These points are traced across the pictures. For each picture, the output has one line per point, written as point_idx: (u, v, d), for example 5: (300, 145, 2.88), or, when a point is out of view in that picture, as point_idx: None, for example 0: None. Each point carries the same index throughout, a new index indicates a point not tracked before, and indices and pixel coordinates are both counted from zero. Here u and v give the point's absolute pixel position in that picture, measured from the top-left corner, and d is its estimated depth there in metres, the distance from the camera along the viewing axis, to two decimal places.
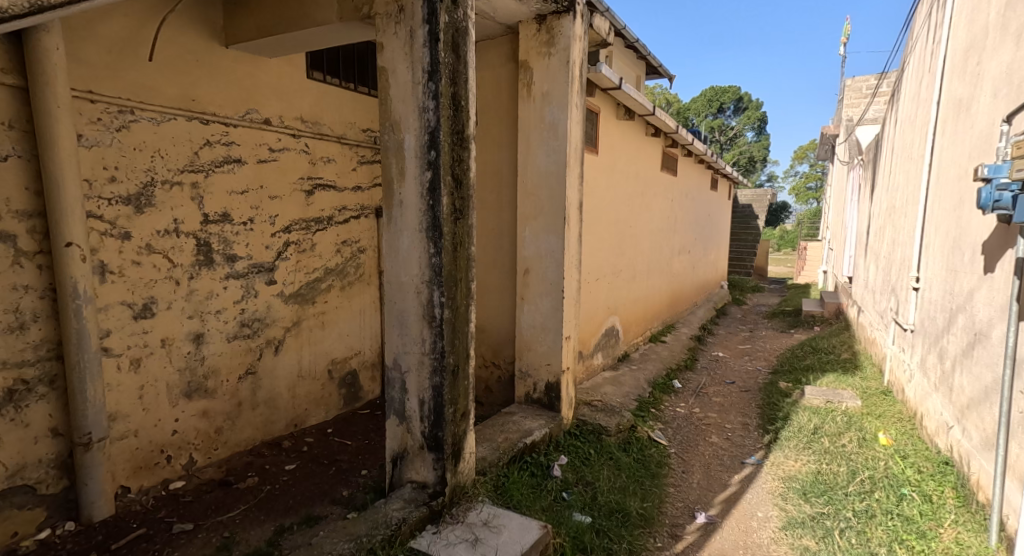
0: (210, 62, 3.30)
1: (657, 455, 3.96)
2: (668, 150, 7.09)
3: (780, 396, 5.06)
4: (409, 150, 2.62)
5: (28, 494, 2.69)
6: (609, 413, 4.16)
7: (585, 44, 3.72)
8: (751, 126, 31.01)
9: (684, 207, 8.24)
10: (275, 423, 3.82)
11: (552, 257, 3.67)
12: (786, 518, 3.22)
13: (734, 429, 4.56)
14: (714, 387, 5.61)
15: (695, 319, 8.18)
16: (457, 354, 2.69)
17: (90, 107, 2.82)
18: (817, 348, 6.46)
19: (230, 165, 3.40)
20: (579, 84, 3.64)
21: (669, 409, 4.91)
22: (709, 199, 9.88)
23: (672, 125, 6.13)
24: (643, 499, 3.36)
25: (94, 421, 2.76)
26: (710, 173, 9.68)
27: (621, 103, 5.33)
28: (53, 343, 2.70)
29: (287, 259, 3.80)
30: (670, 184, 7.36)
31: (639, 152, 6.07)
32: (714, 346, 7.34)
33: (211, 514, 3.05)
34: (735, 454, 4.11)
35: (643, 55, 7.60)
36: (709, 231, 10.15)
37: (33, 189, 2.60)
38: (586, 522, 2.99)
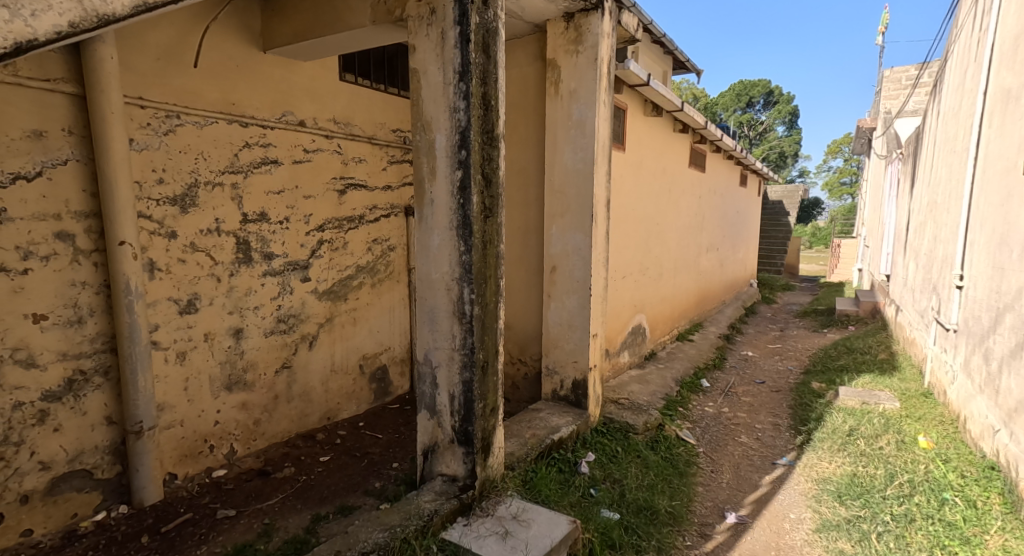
0: (249, 66, 3.43)
1: (685, 454, 3.98)
2: (696, 147, 7.05)
3: (812, 396, 5.02)
4: (440, 150, 2.70)
5: (85, 478, 2.85)
6: (636, 411, 4.19)
7: (613, 41, 3.75)
8: (782, 121, 30.41)
9: (713, 204, 8.19)
10: (310, 416, 3.95)
11: (579, 254, 3.72)
12: (821, 520, 3.21)
13: (765, 430, 4.54)
14: (743, 387, 5.57)
15: (724, 318, 8.11)
16: (486, 350, 2.76)
17: (140, 113, 2.96)
18: (852, 348, 6.37)
19: (267, 166, 3.54)
20: (607, 82, 3.67)
21: (697, 408, 4.90)
22: (738, 196, 9.80)
23: (702, 121, 6.06)
24: (671, 497, 3.39)
25: (145, 410, 2.92)
26: (738, 170, 9.58)
27: (649, 100, 5.33)
28: (107, 336, 2.86)
29: (321, 257, 3.93)
30: (698, 181, 7.32)
31: (667, 149, 6.06)
32: (742, 345, 7.28)
33: (252, 502, 3.18)
34: (766, 454, 4.10)
35: (671, 51, 7.56)
36: (738, 228, 10.04)
37: (89, 191, 2.75)
38: (614, 519, 3.04)
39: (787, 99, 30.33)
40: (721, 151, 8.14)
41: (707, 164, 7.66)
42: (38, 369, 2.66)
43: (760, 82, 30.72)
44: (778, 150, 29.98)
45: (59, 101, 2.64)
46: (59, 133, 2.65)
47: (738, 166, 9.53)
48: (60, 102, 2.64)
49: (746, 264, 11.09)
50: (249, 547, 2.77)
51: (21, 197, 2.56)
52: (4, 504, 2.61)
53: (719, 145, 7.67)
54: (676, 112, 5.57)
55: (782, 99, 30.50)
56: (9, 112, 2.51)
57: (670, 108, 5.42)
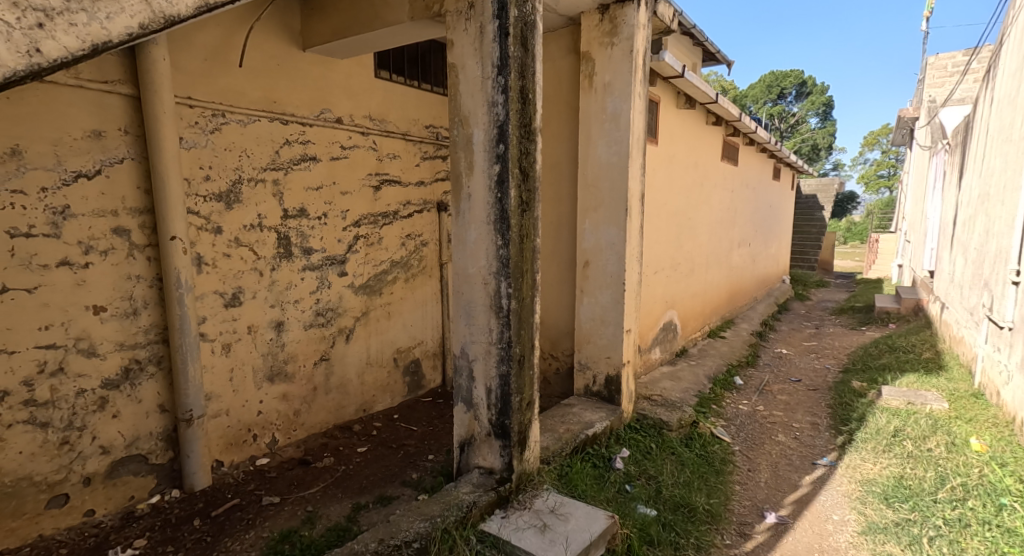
0: (288, 65, 3.51)
1: (720, 452, 3.94)
2: (729, 139, 6.95)
3: (853, 396, 4.91)
4: (477, 145, 2.73)
5: (141, 462, 2.98)
6: (669, 408, 4.17)
7: (648, 31, 3.71)
8: (817, 112, 29.60)
9: (746, 198, 8.09)
10: (346, 408, 4.04)
11: (613, 248, 3.71)
12: (866, 522, 3.16)
13: (803, 429, 4.47)
14: (778, 385, 5.49)
15: (756, 314, 7.99)
16: (523, 344, 2.79)
17: (189, 112, 3.06)
18: (894, 347, 6.19)
19: (306, 163, 3.62)
20: (642, 74, 3.64)
21: (731, 406, 4.85)
22: (771, 189, 9.63)
23: (737, 114, 5.96)
24: (709, 495, 3.37)
25: (195, 399, 3.04)
26: (772, 162, 9.42)
27: (683, 91, 5.27)
28: (160, 327, 2.98)
29: (357, 252, 4.01)
30: (731, 174, 7.23)
31: (700, 141, 5.99)
32: (777, 342, 7.16)
33: (295, 489, 3.28)
34: (805, 454, 4.04)
35: (702, 43, 7.46)
36: (770, 223, 9.87)
37: (143, 188, 2.86)
38: (651, 515, 3.04)
39: (821, 90, 29.53)
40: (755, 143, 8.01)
41: (740, 157, 7.54)
42: (98, 358, 2.78)
43: (792, 72, 30.01)
44: (812, 142, 29.26)
45: (115, 102, 2.74)
46: (117, 133, 2.76)
47: (772, 159, 9.38)
48: (117, 103, 2.75)
49: (779, 259, 10.92)
50: (294, 532, 2.85)
51: (83, 194, 2.67)
52: (69, 485, 2.74)
53: (752, 138, 7.54)
54: (711, 104, 5.50)
55: (815, 89, 29.74)
56: (70, 113, 2.62)
57: (705, 100, 5.35)
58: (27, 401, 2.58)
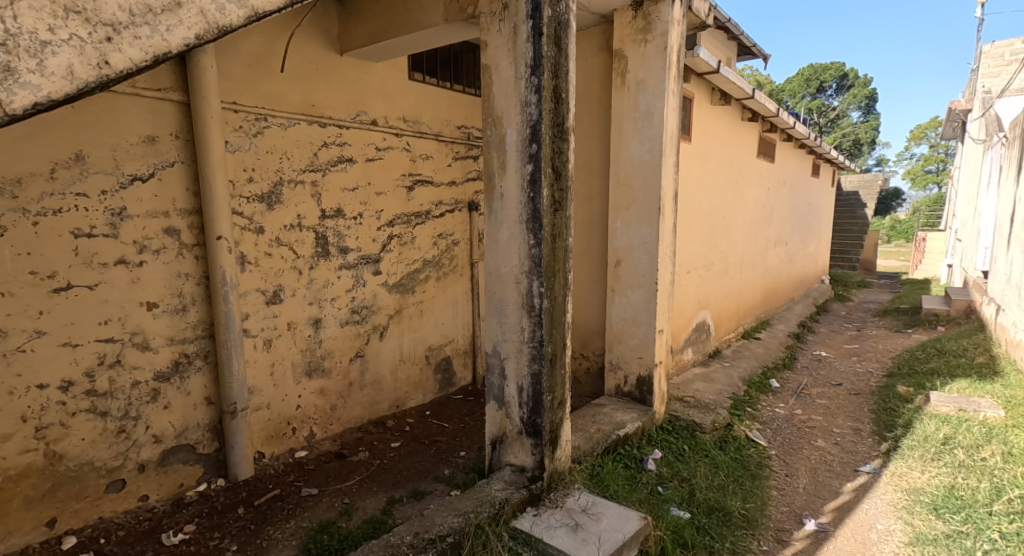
0: (327, 69, 3.62)
1: (756, 456, 3.91)
2: (765, 136, 6.86)
3: (899, 401, 4.81)
4: (511, 145, 2.77)
5: (190, 452, 3.12)
6: (703, 410, 4.15)
7: (683, 27, 3.69)
8: (859, 106, 28.74)
9: (783, 195, 7.95)
10: (380, 404, 4.14)
11: (645, 248, 3.71)
12: (914, 533, 3.10)
13: (844, 434, 4.40)
14: (817, 388, 5.40)
15: (793, 315, 7.86)
16: (555, 344, 2.83)
17: (234, 117, 3.18)
18: (944, 351, 6.00)
19: (343, 164, 3.72)
20: (676, 71, 3.63)
21: (767, 409, 4.80)
22: (810, 186, 9.45)
23: (773, 110, 5.87)
24: (744, 500, 3.36)
25: (238, 393, 3.16)
26: (811, 159, 9.23)
27: (717, 88, 5.23)
28: (207, 323, 3.11)
29: (391, 251, 4.10)
30: (768, 172, 7.12)
31: (735, 138, 5.93)
32: (815, 344, 7.03)
33: (332, 482, 3.38)
34: (846, 460, 3.98)
35: (738, 37, 7.37)
36: (809, 221, 9.68)
37: (192, 191, 2.99)
38: (685, 518, 3.04)
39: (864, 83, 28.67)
40: (792, 139, 7.87)
41: (777, 154, 7.42)
42: (151, 352, 2.92)
43: (833, 65, 29.25)
44: (853, 137, 28.47)
45: (167, 109, 2.88)
46: (168, 138, 2.89)
47: (810, 156, 9.19)
48: (168, 109, 2.89)
49: (817, 259, 10.71)
50: (333, 524, 2.94)
51: (138, 197, 2.81)
52: (125, 471, 2.89)
53: (790, 134, 7.42)
54: (746, 100, 5.43)
55: (859, 82, 28.91)
56: (127, 120, 2.76)
57: (740, 96, 5.29)
58: (88, 391, 2.74)
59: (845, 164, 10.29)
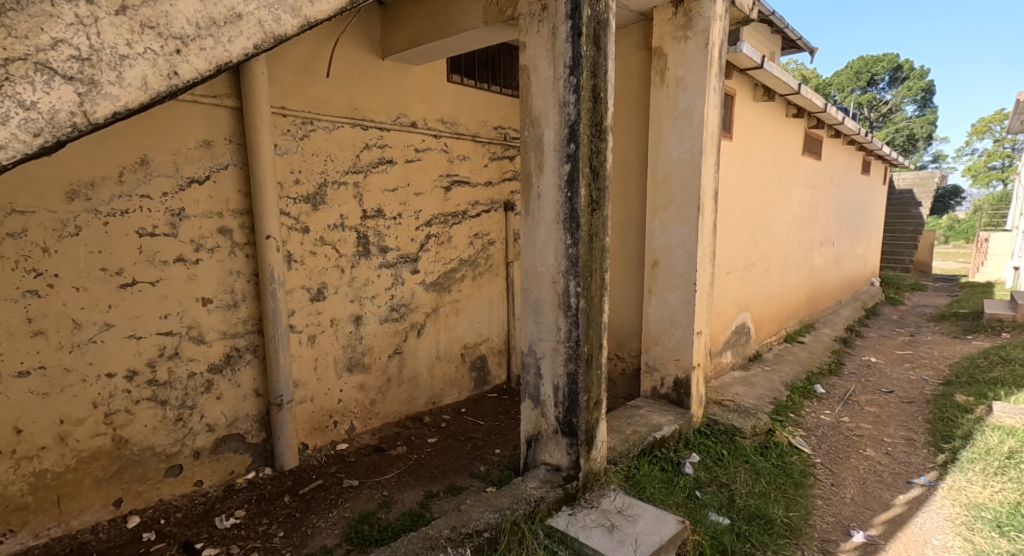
0: (370, 73, 3.73)
1: (800, 463, 3.85)
2: (811, 132, 6.71)
3: (958, 411, 4.66)
4: (548, 145, 2.81)
5: (239, 441, 3.27)
6: (743, 414, 4.11)
7: (725, 22, 3.66)
8: (913, 100, 27.65)
9: (830, 193, 7.76)
10: (417, 400, 4.24)
11: (683, 248, 3.70)
12: (974, 550, 3.00)
13: (896, 444, 4.29)
14: (866, 395, 5.27)
15: (840, 319, 7.66)
16: (591, 344, 2.85)
17: (283, 121, 3.32)
18: (1007, 359, 5.74)
19: (383, 165, 3.83)
20: (717, 68, 3.60)
21: (811, 415, 4.70)
22: (859, 184, 9.19)
23: (820, 105, 5.73)
24: (787, 508, 3.31)
25: (284, 386, 3.29)
26: (860, 155, 8.96)
27: (759, 84, 5.15)
28: (256, 319, 3.25)
29: (428, 250, 4.19)
30: (813, 170, 6.97)
31: (778, 135, 5.82)
32: (864, 350, 6.84)
33: (372, 475, 3.48)
34: (898, 472, 3.88)
35: (782, 30, 7.20)
36: (857, 220, 9.42)
37: (243, 192, 3.13)
38: (724, 524, 3.03)
39: (919, 75, 27.59)
40: (840, 136, 7.67)
41: (823, 151, 7.24)
42: (205, 345, 3.07)
43: (885, 57, 28.24)
44: (906, 132, 27.40)
45: (222, 114, 3.02)
46: (223, 142, 3.04)
47: (859, 152, 8.93)
48: (223, 114, 3.03)
49: (866, 260, 10.41)
50: (373, 515, 3.04)
51: (195, 198, 2.96)
52: (182, 458, 3.05)
53: (838, 130, 7.23)
54: (790, 96, 5.32)
55: (914, 74, 27.83)
56: (186, 125, 2.91)
57: (784, 92, 5.18)
58: (150, 381, 2.90)
59: (898, 160, 9.90)
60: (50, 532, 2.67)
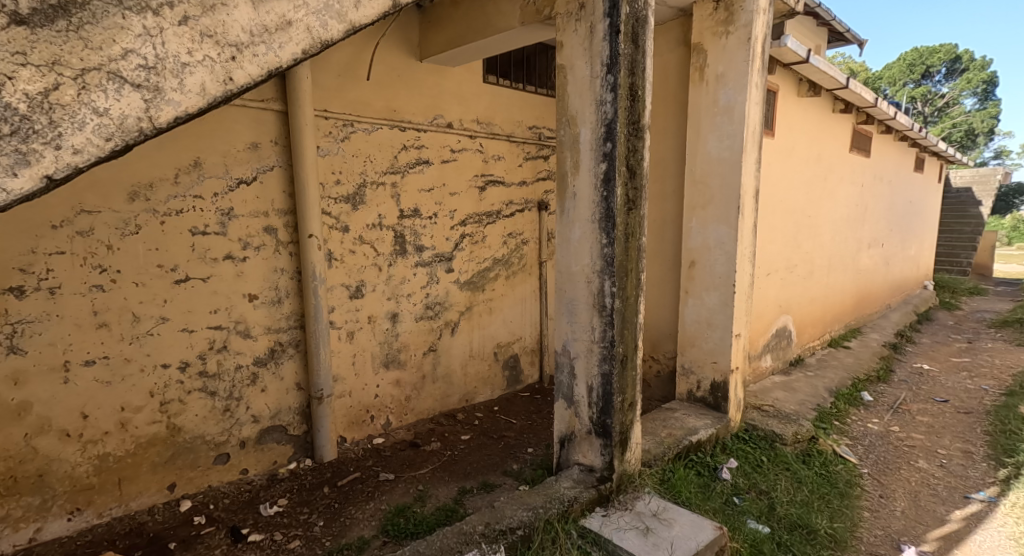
0: (408, 75, 3.80)
1: (845, 473, 3.75)
2: (859, 128, 6.53)
3: (1020, 424, 4.48)
4: (585, 144, 2.83)
5: (282, 433, 3.39)
6: (784, 420, 4.05)
7: (768, 17, 3.60)
8: (973, 92, 26.57)
9: (879, 192, 7.53)
10: (450, 397, 4.31)
11: (722, 248, 3.67)
12: None
13: (951, 456, 4.15)
14: (918, 404, 5.10)
15: (889, 324, 7.43)
16: (626, 345, 2.86)
17: (325, 123, 3.41)
18: None
19: (420, 166, 3.90)
20: (759, 63, 3.55)
21: (857, 423, 4.58)
22: (912, 181, 8.90)
23: (870, 100, 5.58)
24: (831, 519, 3.24)
25: (324, 380, 3.39)
26: (913, 152, 8.64)
27: (804, 79, 5.05)
28: (298, 315, 3.36)
29: (463, 249, 4.25)
30: (861, 168, 6.78)
31: (824, 131, 5.69)
32: (915, 356, 6.62)
33: (407, 469, 3.56)
34: (954, 486, 3.75)
35: (828, 23, 7.02)
36: (910, 220, 9.13)
37: (287, 192, 3.24)
38: (764, 532, 2.98)
39: (980, 67, 26.56)
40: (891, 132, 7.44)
41: (873, 147, 7.04)
42: (251, 339, 3.19)
43: (942, 48, 27.25)
44: (965, 127, 26.30)
45: (268, 117, 3.13)
46: (269, 144, 3.15)
47: (912, 149, 8.62)
48: (269, 117, 3.14)
49: (918, 262, 10.04)
50: (409, 508, 3.11)
51: (243, 198, 3.08)
52: (229, 446, 3.18)
53: (889, 126, 7.01)
54: (837, 90, 5.20)
55: (974, 66, 26.78)
56: (235, 127, 3.02)
57: (831, 87, 5.06)
58: (201, 372, 3.02)
59: (954, 156, 9.49)
60: (112, 512, 2.82)
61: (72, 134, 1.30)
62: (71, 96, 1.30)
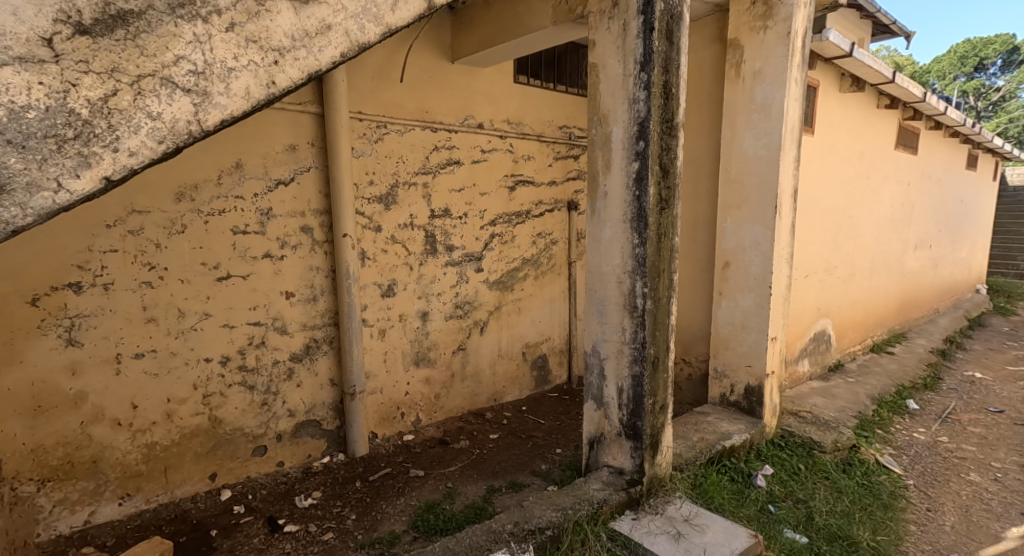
0: (439, 76, 3.85)
1: (889, 484, 3.64)
2: (906, 124, 6.35)
3: None
4: (617, 143, 2.83)
5: (316, 428, 3.47)
6: (823, 427, 3.98)
7: (809, 12, 3.54)
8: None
9: (926, 192, 7.31)
10: (479, 396, 4.35)
11: (757, 249, 3.62)
12: None
13: (1006, 471, 3.99)
14: (969, 415, 4.92)
15: (937, 330, 7.20)
16: (658, 346, 2.85)
17: (359, 125, 3.48)
18: None
19: (451, 166, 3.95)
20: (799, 58, 3.49)
21: (901, 432, 4.45)
22: (964, 179, 8.60)
23: (919, 94, 5.43)
24: (874, 531, 3.13)
25: (357, 376, 3.47)
26: (965, 149, 8.35)
27: (847, 73, 4.94)
28: (332, 313, 3.43)
29: (492, 249, 4.29)
30: (908, 165, 6.59)
31: (867, 126, 5.55)
32: (965, 364, 6.38)
33: (436, 466, 3.60)
34: (1008, 501, 3.60)
35: (874, 15, 6.83)
36: (961, 219, 8.83)
37: (323, 193, 3.32)
38: (801, 542, 2.92)
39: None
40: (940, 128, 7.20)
41: (921, 144, 6.84)
42: (288, 335, 3.28)
43: (998, 39, 26.28)
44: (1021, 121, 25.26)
45: (306, 119, 3.21)
46: (307, 146, 3.23)
47: (964, 145, 8.33)
48: (306, 119, 3.22)
49: (969, 265, 9.66)
50: (438, 505, 3.15)
51: (281, 199, 3.17)
52: (266, 439, 3.27)
53: (940, 121, 6.79)
54: (882, 85, 5.07)
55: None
56: (274, 128, 3.11)
57: (874, 81, 4.94)
58: (240, 367, 3.12)
59: (1010, 153, 9.08)
60: (158, 499, 2.93)
61: (128, 137, 1.37)
62: (128, 102, 1.36)
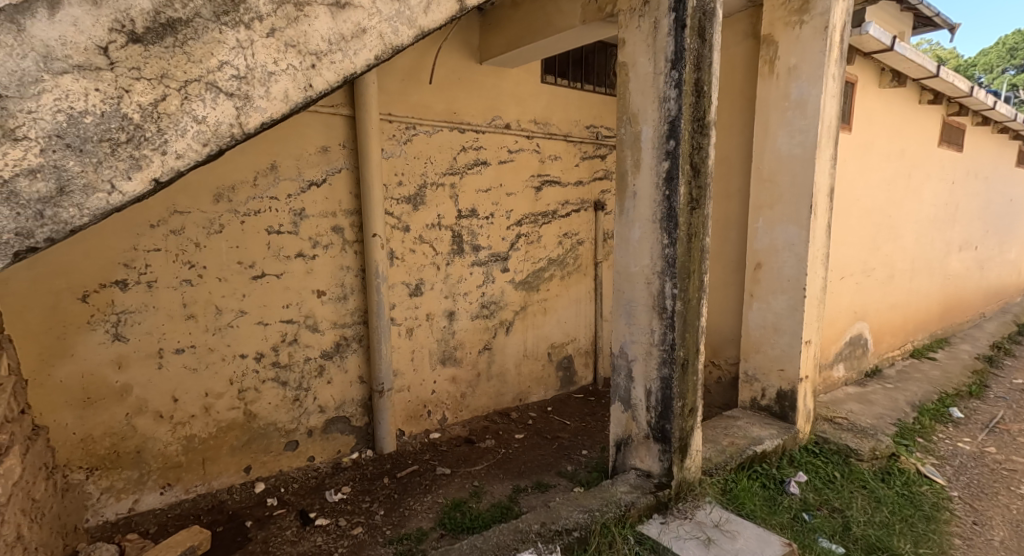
0: (467, 77, 3.88)
1: (931, 495, 3.54)
2: (948, 120, 6.17)
3: None
4: (647, 142, 2.82)
5: (345, 424, 3.53)
6: (859, 435, 3.90)
7: (847, 7, 3.47)
8: None
9: (971, 191, 7.07)
10: (504, 395, 4.37)
11: (791, 250, 3.57)
12: None
13: None
14: (1018, 424, 4.74)
15: (981, 336, 6.96)
16: (687, 348, 2.83)
17: (389, 126, 3.52)
18: None
19: (478, 167, 3.98)
20: (836, 54, 3.43)
21: (944, 441, 4.31)
22: (1012, 177, 8.29)
23: (964, 88, 5.27)
24: (914, 543, 3.05)
25: (385, 374, 3.52)
26: (1012, 146, 8.05)
27: (887, 67, 4.83)
28: (361, 311, 3.49)
29: (518, 249, 4.30)
30: (951, 163, 6.40)
31: (908, 122, 5.41)
32: (1012, 370, 6.16)
33: (462, 464, 3.64)
34: None
35: (916, 7, 6.65)
36: (1008, 219, 8.52)
37: (354, 193, 3.37)
38: (837, 551, 2.86)
39: None
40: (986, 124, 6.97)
41: (965, 141, 6.63)
42: (319, 333, 3.34)
43: None
44: None
45: (337, 121, 3.27)
46: (338, 147, 3.29)
47: (1011, 142, 8.03)
48: (338, 120, 3.28)
49: (1017, 267, 9.30)
50: (465, 503, 3.18)
51: (313, 199, 3.23)
52: (298, 434, 3.34)
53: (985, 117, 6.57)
54: (924, 79, 4.94)
55: None
56: (308, 129, 3.17)
57: (915, 76, 4.81)
58: (274, 363, 3.19)
59: None
60: (197, 489, 3.02)
61: (175, 140, 1.42)
62: (175, 107, 1.41)
